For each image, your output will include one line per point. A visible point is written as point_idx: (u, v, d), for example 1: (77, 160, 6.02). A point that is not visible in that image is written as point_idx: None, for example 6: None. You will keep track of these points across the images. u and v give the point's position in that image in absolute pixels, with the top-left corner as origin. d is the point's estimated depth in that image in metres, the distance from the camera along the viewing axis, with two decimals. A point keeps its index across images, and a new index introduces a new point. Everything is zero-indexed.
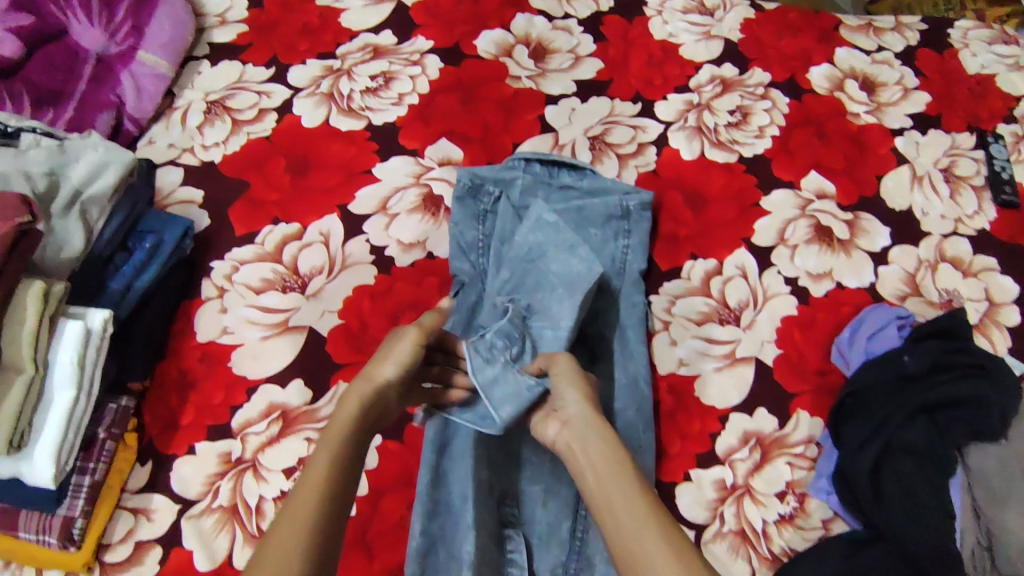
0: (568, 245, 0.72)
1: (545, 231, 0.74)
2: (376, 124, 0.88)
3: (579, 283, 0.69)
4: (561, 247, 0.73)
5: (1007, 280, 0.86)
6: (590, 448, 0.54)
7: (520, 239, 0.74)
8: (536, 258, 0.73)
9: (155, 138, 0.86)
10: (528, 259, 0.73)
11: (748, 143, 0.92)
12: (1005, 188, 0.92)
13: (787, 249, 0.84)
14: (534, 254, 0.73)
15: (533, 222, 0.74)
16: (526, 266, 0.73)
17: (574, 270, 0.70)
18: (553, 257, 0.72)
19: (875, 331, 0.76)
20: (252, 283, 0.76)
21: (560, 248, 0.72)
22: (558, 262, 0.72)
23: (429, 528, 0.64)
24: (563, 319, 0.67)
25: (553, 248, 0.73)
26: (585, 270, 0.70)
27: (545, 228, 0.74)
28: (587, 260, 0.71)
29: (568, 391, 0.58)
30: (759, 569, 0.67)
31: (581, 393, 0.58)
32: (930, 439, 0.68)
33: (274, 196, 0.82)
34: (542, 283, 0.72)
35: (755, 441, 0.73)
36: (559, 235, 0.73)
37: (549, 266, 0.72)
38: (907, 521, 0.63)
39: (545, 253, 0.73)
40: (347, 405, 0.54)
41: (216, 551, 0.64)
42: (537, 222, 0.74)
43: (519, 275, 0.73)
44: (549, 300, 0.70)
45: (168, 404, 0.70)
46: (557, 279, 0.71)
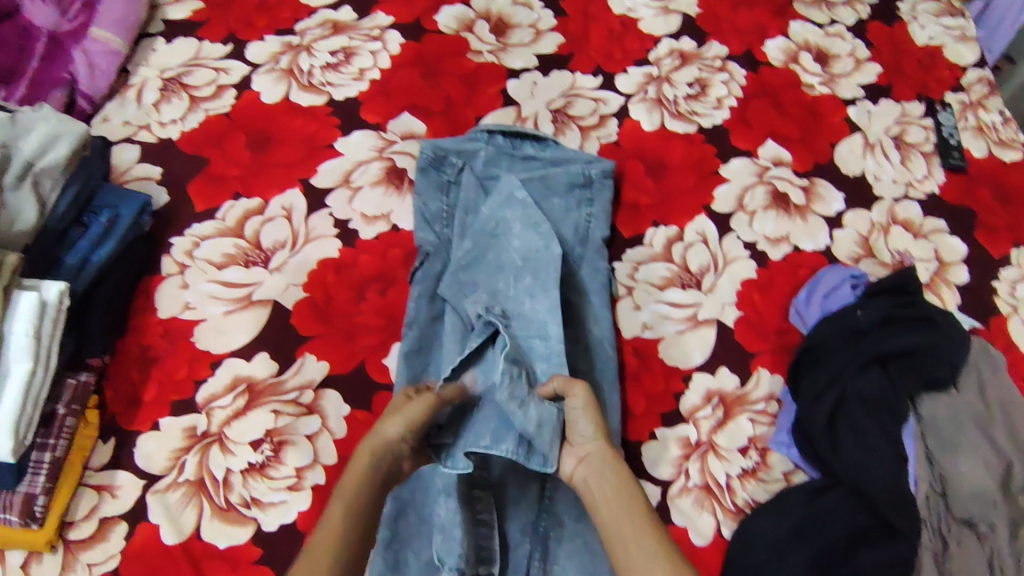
0: (529, 221, 0.74)
1: (510, 208, 0.75)
2: (337, 99, 0.87)
3: (550, 278, 0.71)
4: (525, 224, 0.74)
5: (956, 240, 0.89)
6: (604, 482, 0.57)
7: (487, 212, 0.76)
8: (498, 233, 0.74)
9: (110, 116, 0.85)
10: (489, 233, 0.74)
11: (707, 114, 0.94)
12: (953, 153, 0.96)
13: (746, 215, 0.86)
14: (494, 227, 0.75)
15: (503, 198, 0.76)
16: (488, 240, 0.74)
17: (547, 258, 0.72)
18: (515, 233, 0.74)
19: (830, 290, 0.79)
20: (214, 258, 0.76)
21: (523, 223, 0.74)
22: (519, 238, 0.74)
23: (400, 493, 0.64)
24: (551, 327, 0.69)
25: (517, 224, 0.74)
26: (545, 248, 0.72)
27: (505, 203, 0.75)
28: (546, 236, 0.73)
29: (579, 426, 0.60)
30: (724, 522, 0.69)
31: (597, 429, 0.60)
32: (883, 389, 0.70)
33: (234, 171, 0.81)
34: (501, 258, 0.73)
35: (718, 399, 0.75)
36: (522, 212, 0.75)
37: (510, 243, 0.74)
38: (860, 466, 0.66)
39: (506, 226, 0.74)
40: (357, 462, 0.54)
41: (183, 525, 0.63)
42: (507, 198, 0.76)
43: (480, 250, 0.74)
44: (525, 291, 0.71)
45: (130, 380, 0.69)
46: (516, 257, 0.73)
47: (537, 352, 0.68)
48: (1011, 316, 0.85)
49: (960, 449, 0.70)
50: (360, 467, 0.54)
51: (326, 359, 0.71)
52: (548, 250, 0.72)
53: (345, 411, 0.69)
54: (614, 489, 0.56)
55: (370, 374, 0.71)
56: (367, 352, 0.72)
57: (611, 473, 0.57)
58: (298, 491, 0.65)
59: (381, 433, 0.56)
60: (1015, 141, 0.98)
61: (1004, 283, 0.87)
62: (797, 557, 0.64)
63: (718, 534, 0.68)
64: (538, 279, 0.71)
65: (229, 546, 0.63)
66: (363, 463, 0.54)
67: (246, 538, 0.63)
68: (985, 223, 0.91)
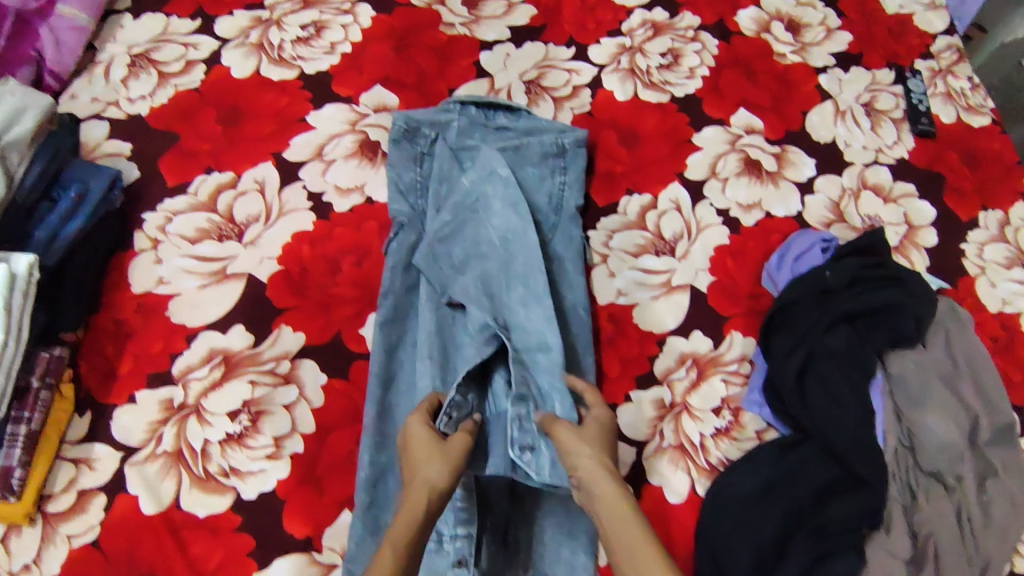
0: (509, 199, 0.73)
1: (489, 182, 0.74)
2: (308, 73, 0.87)
3: (542, 287, 0.69)
4: (504, 201, 0.74)
5: (925, 204, 0.91)
6: (603, 488, 0.55)
7: (465, 186, 0.74)
8: (479, 208, 0.74)
9: (78, 93, 0.84)
10: (468, 206, 0.74)
11: (679, 83, 0.94)
12: (923, 119, 0.96)
13: (719, 182, 0.87)
14: (473, 201, 0.74)
15: (481, 173, 0.75)
16: (466, 213, 0.73)
17: (536, 262, 0.70)
18: (495, 209, 0.73)
19: (800, 253, 0.80)
20: (186, 233, 0.76)
21: (503, 202, 0.73)
22: (499, 215, 0.73)
23: (377, 459, 0.65)
24: (551, 340, 0.67)
25: (496, 201, 0.74)
26: (523, 228, 0.72)
27: (484, 176, 0.75)
28: (525, 218, 0.73)
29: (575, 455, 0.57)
30: (698, 479, 0.71)
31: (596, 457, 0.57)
32: (851, 344, 0.72)
33: (206, 146, 0.81)
34: (479, 234, 0.73)
35: (691, 362, 0.76)
36: (503, 189, 0.74)
37: (489, 218, 0.73)
38: (830, 421, 0.68)
39: (485, 200, 0.74)
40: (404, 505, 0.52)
41: (162, 495, 0.64)
42: (485, 172, 0.75)
43: (458, 222, 0.73)
44: (517, 300, 0.69)
45: (105, 354, 0.70)
46: (495, 236, 0.72)
47: (540, 364, 0.67)
48: (980, 276, 0.86)
49: (928, 405, 0.72)
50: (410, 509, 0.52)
51: (302, 330, 0.72)
52: (536, 245, 0.71)
53: (322, 381, 0.70)
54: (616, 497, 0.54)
55: (347, 345, 0.71)
56: (343, 323, 0.72)
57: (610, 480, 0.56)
58: (276, 460, 0.66)
59: (429, 474, 0.54)
60: (983, 107, 0.98)
61: (972, 244, 0.88)
62: (767, 514, 0.66)
63: (692, 491, 0.70)
64: (530, 285, 0.69)
65: (209, 515, 0.63)
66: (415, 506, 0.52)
67: (225, 506, 0.64)
68: (954, 187, 0.92)
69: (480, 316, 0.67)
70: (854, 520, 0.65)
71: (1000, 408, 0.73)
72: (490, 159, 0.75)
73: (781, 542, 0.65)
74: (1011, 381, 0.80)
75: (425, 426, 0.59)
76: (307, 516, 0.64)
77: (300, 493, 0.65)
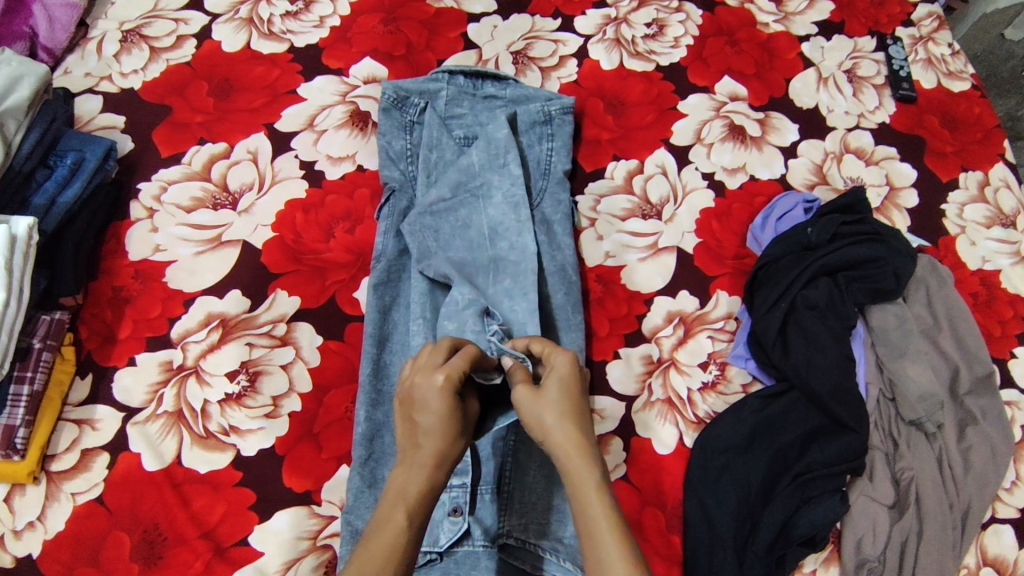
0: (511, 198, 0.75)
1: (497, 173, 0.76)
2: (298, 46, 0.89)
3: (531, 283, 0.70)
4: (505, 196, 0.75)
5: (906, 166, 0.91)
6: (564, 444, 0.51)
7: (460, 166, 0.75)
8: (479, 193, 0.75)
9: (71, 69, 0.85)
10: (469, 189, 0.75)
11: (664, 52, 0.95)
12: (904, 84, 0.96)
13: (704, 147, 0.89)
14: (477, 185, 0.75)
15: (477, 153, 0.76)
16: (466, 195, 0.74)
17: (525, 269, 0.71)
18: (494, 200, 0.75)
19: (784, 213, 0.82)
20: (181, 202, 0.78)
21: (504, 198, 0.75)
22: (496, 208, 0.75)
23: (374, 415, 0.66)
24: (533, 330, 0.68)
25: (498, 194, 0.75)
26: (513, 218, 0.74)
27: (492, 165, 0.76)
28: (520, 216, 0.74)
29: (553, 394, 0.53)
30: (685, 432, 0.73)
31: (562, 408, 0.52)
32: (831, 297, 0.75)
33: (199, 118, 0.83)
34: (472, 219, 0.74)
35: (678, 320, 0.78)
36: (508, 184, 0.75)
37: (487, 207, 0.74)
38: (809, 368, 0.71)
39: (489, 188, 0.75)
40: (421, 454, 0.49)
41: (164, 453, 0.66)
42: (480, 151, 0.76)
43: (456, 202, 0.74)
44: (504, 292, 0.70)
45: (104, 319, 0.71)
46: (486, 226, 0.74)
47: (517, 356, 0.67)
48: (960, 236, 0.86)
49: (908, 355, 0.74)
50: (409, 486, 0.48)
51: (297, 294, 0.73)
52: (528, 249, 0.72)
53: (318, 342, 0.71)
54: (578, 472, 0.49)
55: (342, 307, 0.73)
56: (337, 287, 0.74)
57: (573, 453, 0.50)
58: (275, 419, 0.68)
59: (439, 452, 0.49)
60: (963, 73, 0.99)
61: (952, 205, 0.88)
62: (753, 461, 0.69)
63: (680, 443, 0.72)
64: (517, 283, 0.71)
65: (209, 471, 0.65)
66: (412, 483, 0.48)
67: (225, 463, 0.66)
68: (934, 149, 0.92)
69: (467, 296, 0.67)
70: (836, 465, 0.68)
71: (980, 357, 0.75)
72: (496, 136, 0.77)
73: (768, 488, 0.68)
74: (991, 335, 0.80)
75: (446, 390, 0.50)
76: (306, 471, 0.66)
77: (300, 449, 0.67)
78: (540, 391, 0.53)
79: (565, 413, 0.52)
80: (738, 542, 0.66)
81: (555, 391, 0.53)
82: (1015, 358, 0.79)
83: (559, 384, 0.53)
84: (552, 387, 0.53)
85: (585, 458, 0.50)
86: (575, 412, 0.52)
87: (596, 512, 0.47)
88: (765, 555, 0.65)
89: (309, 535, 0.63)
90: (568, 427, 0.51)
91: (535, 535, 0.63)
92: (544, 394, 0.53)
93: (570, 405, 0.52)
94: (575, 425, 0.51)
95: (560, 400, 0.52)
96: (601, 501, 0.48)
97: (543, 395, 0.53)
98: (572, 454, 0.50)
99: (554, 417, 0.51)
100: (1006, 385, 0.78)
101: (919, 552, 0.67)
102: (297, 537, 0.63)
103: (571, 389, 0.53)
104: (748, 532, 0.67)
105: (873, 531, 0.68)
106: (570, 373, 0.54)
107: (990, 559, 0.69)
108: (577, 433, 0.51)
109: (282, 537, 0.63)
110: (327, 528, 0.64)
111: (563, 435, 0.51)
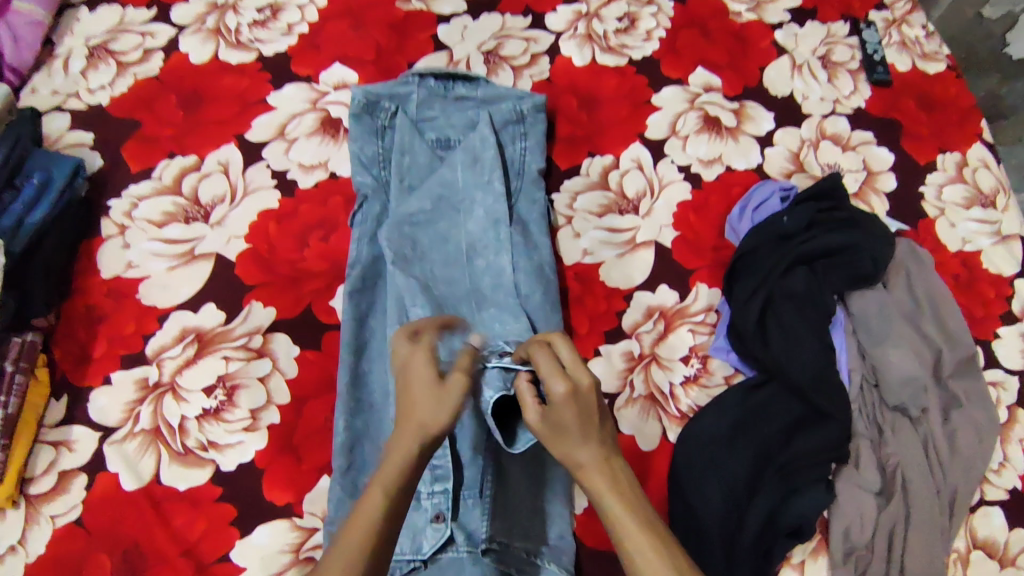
0: (493, 215, 0.74)
1: (481, 190, 0.75)
2: (266, 55, 0.88)
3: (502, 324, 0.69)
4: (487, 213, 0.74)
5: (883, 150, 0.91)
6: (585, 469, 0.46)
7: (437, 178, 0.75)
8: (461, 208, 0.74)
9: (38, 87, 0.84)
10: (452, 203, 0.74)
11: (637, 46, 0.95)
12: (878, 68, 0.96)
13: (679, 140, 0.88)
14: (459, 200, 0.74)
15: (453, 164, 0.75)
16: (447, 209, 0.74)
17: (503, 290, 0.71)
18: (476, 215, 0.74)
19: (760, 203, 0.82)
20: (153, 217, 0.77)
21: (485, 213, 0.74)
22: (477, 223, 0.74)
23: (353, 424, 0.66)
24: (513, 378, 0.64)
25: (480, 209, 0.74)
26: (492, 236, 0.73)
27: (476, 180, 0.75)
28: (501, 234, 0.73)
29: (571, 423, 0.46)
30: (669, 427, 0.73)
31: (587, 437, 0.46)
32: (809, 286, 0.74)
33: (168, 131, 0.82)
34: (452, 233, 0.74)
35: (658, 314, 0.78)
36: (491, 201, 0.74)
37: (467, 222, 0.74)
38: (789, 358, 0.70)
39: (471, 203, 0.74)
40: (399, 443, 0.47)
41: (142, 471, 0.65)
42: (460, 163, 0.75)
43: (436, 214, 0.74)
44: (493, 319, 0.70)
45: (77, 339, 0.71)
46: (465, 241, 0.73)
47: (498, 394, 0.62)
48: (939, 218, 0.86)
49: (889, 341, 0.73)
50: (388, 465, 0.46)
51: (272, 305, 0.73)
52: (507, 269, 0.72)
53: (296, 352, 0.71)
54: (602, 491, 0.45)
55: (318, 316, 0.72)
56: (312, 297, 0.73)
57: (597, 475, 0.46)
58: (254, 432, 0.67)
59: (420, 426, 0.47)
60: (938, 54, 0.98)
61: (931, 187, 0.88)
62: (736, 456, 0.68)
63: (663, 438, 0.72)
64: (496, 302, 0.71)
65: (189, 488, 0.65)
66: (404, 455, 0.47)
67: (205, 478, 0.65)
68: (911, 132, 0.92)
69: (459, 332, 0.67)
70: (819, 455, 0.68)
71: (962, 341, 0.74)
72: (478, 145, 0.76)
73: (753, 481, 0.68)
74: (974, 317, 0.80)
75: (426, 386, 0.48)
76: (286, 483, 0.65)
77: (279, 462, 0.66)
78: (562, 424, 0.47)
79: (590, 438, 0.47)
80: (725, 539, 0.66)
81: (576, 421, 0.46)
82: (998, 339, 0.79)
83: (570, 417, 0.46)
84: (559, 424, 0.47)
85: (606, 474, 0.46)
86: (596, 431, 0.47)
87: (623, 522, 0.44)
88: (751, 549, 0.65)
89: (291, 548, 0.63)
90: (587, 452, 0.46)
91: (519, 536, 0.64)
92: (566, 429, 0.46)
93: (592, 428, 0.47)
94: (597, 446, 0.47)
95: (580, 434, 0.46)
96: (625, 507, 0.45)
97: (563, 426, 0.47)
98: (596, 469, 0.46)
99: (576, 445, 0.46)
100: (991, 366, 0.78)
101: (907, 538, 0.67)
102: (278, 550, 0.63)
103: (591, 411, 0.47)
104: (734, 527, 0.66)
105: (860, 519, 0.67)
106: (574, 408, 0.46)
107: (980, 542, 0.69)
108: (594, 455, 0.47)
109: (265, 551, 0.63)
110: (309, 541, 0.63)
111: (587, 456, 0.46)
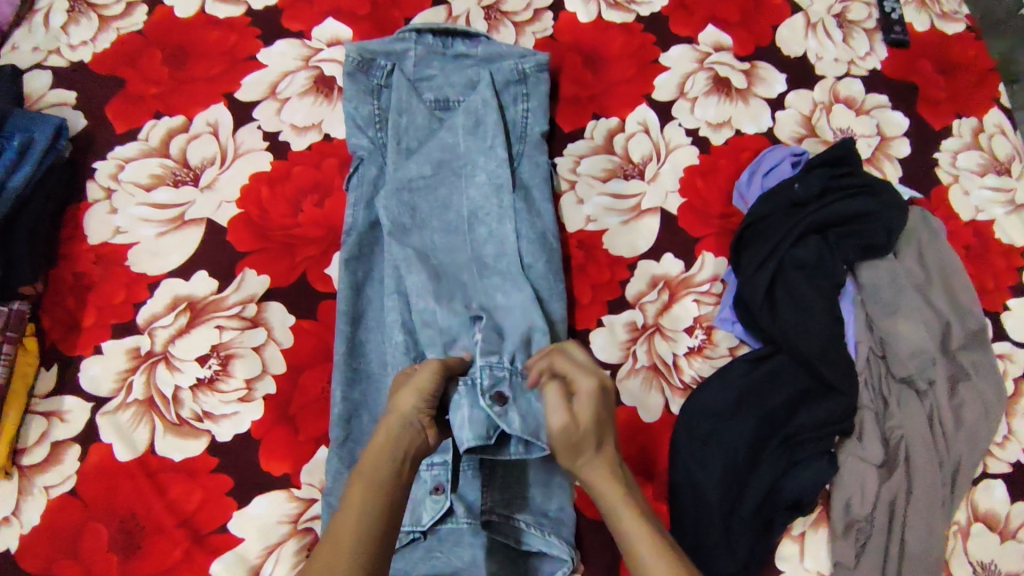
0: (495, 180, 0.71)
1: (483, 154, 0.72)
2: (255, 9, 0.84)
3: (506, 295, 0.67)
4: (489, 179, 0.71)
5: (898, 114, 0.87)
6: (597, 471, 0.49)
7: (436, 142, 0.72)
8: (462, 172, 0.71)
9: (17, 43, 0.80)
10: (453, 168, 0.72)
11: (645, 2, 0.90)
12: (895, 27, 0.92)
13: (687, 102, 0.85)
14: (460, 164, 0.72)
15: (454, 127, 0.72)
16: (448, 174, 0.71)
17: (507, 259, 0.69)
18: (477, 180, 0.71)
19: (770, 169, 0.79)
20: (140, 180, 0.74)
21: (487, 178, 0.71)
22: (479, 188, 0.71)
23: (351, 394, 0.65)
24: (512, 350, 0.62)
25: (482, 174, 0.71)
26: (495, 203, 0.70)
27: (478, 144, 0.72)
28: (503, 200, 0.70)
29: (591, 415, 0.51)
30: (671, 398, 0.72)
31: (604, 435, 0.51)
32: (820, 255, 0.73)
33: (153, 90, 0.79)
34: (452, 199, 0.71)
35: (663, 284, 0.76)
36: (494, 166, 0.72)
37: (469, 187, 0.71)
38: (796, 330, 0.69)
39: (473, 167, 0.72)
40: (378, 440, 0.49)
41: (136, 441, 0.64)
42: (461, 125, 0.72)
43: (436, 179, 0.71)
44: (494, 289, 0.68)
45: (66, 307, 0.69)
46: (466, 208, 0.71)
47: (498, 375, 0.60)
48: (953, 185, 0.84)
49: (901, 312, 0.72)
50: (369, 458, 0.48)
51: (266, 273, 0.70)
52: (510, 238, 0.69)
53: (291, 322, 0.69)
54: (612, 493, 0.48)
55: (313, 284, 0.70)
56: (307, 264, 0.71)
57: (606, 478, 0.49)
58: (249, 402, 0.66)
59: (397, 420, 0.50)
60: (957, 14, 0.94)
61: (945, 153, 0.85)
62: (739, 426, 0.67)
63: (665, 410, 0.71)
64: (498, 271, 0.69)
65: (184, 459, 0.64)
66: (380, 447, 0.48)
67: (200, 449, 0.64)
68: (927, 96, 0.89)
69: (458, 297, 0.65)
70: (824, 428, 0.67)
71: (972, 312, 0.72)
72: (479, 107, 0.73)
73: (755, 453, 0.67)
74: (984, 288, 0.78)
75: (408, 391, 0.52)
76: (283, 454, 0.64)
77: (276, 432, 0.65)
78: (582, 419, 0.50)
79: (604, 441, 0.50)
80: (725, 510, 0.65)
81: (596, 419, 0.50)
82: (1008, 311, 0.78)
83: (591, 412, 0.51)
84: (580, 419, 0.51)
85: (614, 479, 0.49)
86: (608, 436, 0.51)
87: (631, 522, 0.47)
88: (751, 520, 0.65)
89: (289, 519, 0.62)
90: (602, 454, 0.50)
91: (516, 509, 0.63)
92: (586, 424, 0.50)
93: (607, 431, 0.51)
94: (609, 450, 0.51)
95: (598, 431, 0.50)
96: (633, 509, 0.48)
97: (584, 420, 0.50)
98: (605, 472, 0.49)
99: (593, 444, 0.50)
100: (999, 338, 0.76)
101: (908, 510, 0.67)
102: (276, 521, 0.62)
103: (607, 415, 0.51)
104: (735, 498, 0.66)
105: (861, 491, 0.67)
106: (596, 404, 0.51)
107: (982, 515, 0.69)
108: (607, 459, 0.50)
109: (262, 521, 0.62)
110: (308, 511, 0.63)
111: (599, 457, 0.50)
